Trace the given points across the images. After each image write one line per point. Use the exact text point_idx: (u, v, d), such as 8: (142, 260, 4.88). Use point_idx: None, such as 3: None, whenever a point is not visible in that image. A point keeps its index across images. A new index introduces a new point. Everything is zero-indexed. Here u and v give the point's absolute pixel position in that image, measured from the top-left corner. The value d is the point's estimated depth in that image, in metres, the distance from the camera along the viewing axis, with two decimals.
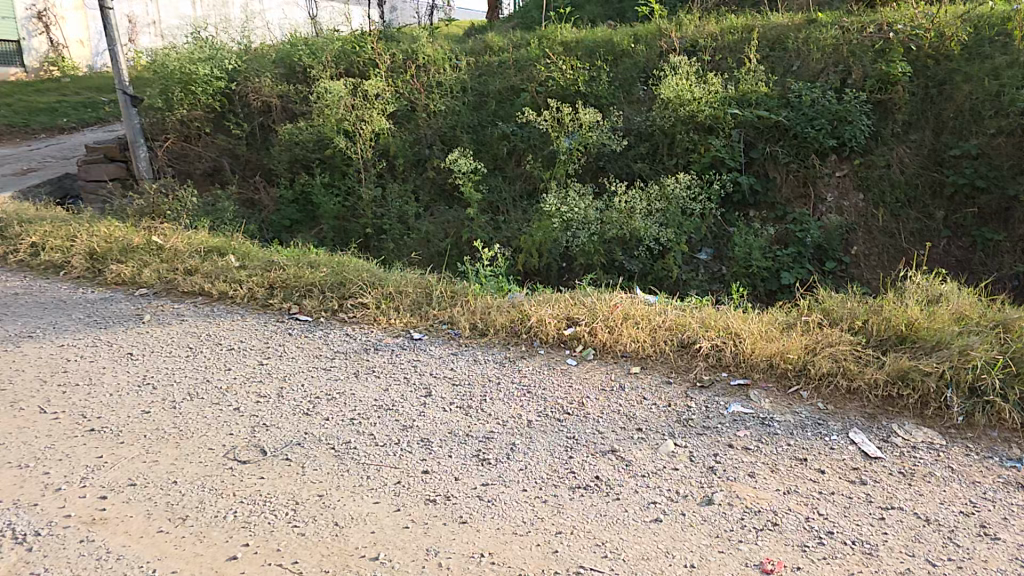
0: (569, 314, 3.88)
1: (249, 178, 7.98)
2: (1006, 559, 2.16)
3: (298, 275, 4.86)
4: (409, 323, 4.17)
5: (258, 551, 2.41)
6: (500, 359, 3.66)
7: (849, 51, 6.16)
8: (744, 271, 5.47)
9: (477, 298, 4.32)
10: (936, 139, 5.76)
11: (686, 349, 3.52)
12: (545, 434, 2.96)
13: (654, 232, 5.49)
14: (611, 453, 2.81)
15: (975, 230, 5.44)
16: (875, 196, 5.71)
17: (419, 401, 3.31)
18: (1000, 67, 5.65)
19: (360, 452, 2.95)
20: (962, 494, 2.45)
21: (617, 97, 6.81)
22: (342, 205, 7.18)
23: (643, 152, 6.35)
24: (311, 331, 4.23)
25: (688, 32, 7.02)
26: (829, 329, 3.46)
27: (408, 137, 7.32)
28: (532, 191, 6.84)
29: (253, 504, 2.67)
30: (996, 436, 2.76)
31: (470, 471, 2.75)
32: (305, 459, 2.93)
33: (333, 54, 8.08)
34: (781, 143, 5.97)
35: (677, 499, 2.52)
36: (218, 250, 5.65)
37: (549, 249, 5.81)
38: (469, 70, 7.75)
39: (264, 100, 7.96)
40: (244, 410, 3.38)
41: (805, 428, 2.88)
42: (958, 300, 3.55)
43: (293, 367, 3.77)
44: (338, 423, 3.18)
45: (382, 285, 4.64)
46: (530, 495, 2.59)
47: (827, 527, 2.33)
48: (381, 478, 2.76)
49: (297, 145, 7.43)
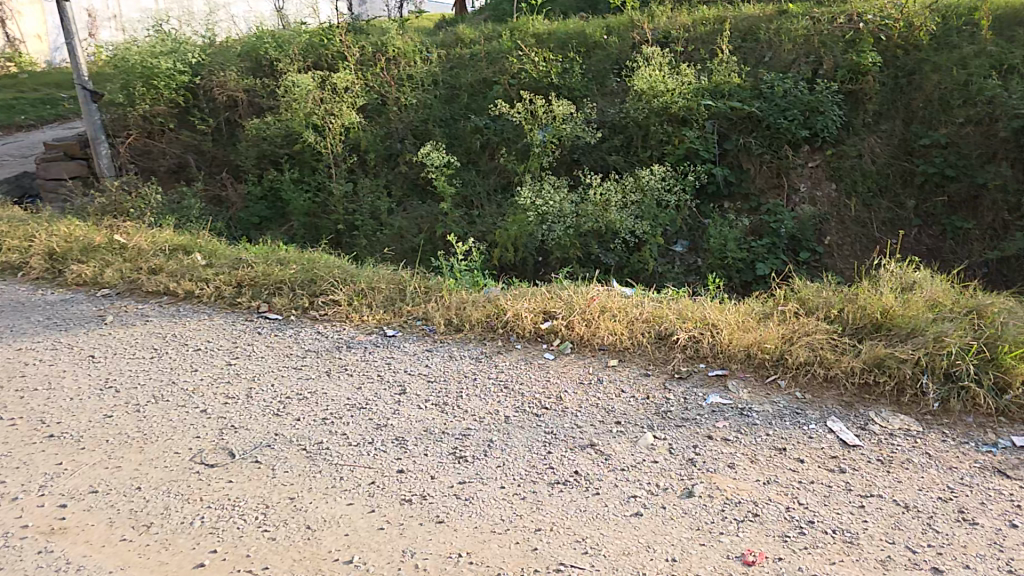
0: (545, 307, 3.83)
1: (216, 174, 7.77)
2: (985, 544, 2.15)
3: (267, 273, 4.74)
4: (382, 320, 4.08)
5: (226, 557, 2.32)
6: (476, 354, 3.59)
7: (820, 42, 6.19)
8: (719, 263, 5.46)
9: (452, 294, 4.24)
10: (906, 129, 5.81)
11: (664, 341, 3.49)
12: (523, 430, 2.91)
13: (630, 224, 5.46)
14: (589, 447, 2.76)
15: (945, 219, 5.51)
16: (847, 186, 5.75)
17: (393, 399, 3.23)
18: (967, 56, 5.75)
19: (333, 452, 2.86)
20: (940, 480, 2.45)
21: (590, 89, 6.77)
22: (312, 201, 7.03)
23: (617, 144, 6.31)
24: (281, 330, 4.12)
25: (660, 23, 7.02)
26: (805, 319, 3.45)
27: (380, 131, 7.19)
28: (507, 185, 6.77)
29: (221, 508, 2.57)
30: (971, 421, 2.76)
31: (447, 469, 2.69)
32: (275, 460, 2.84)
33: (300, 47, 7.90)
34: (754, 134, 5.97)
35: (657, 492, 2.48)
36: (184, 248, 5.49)
37: (524, 243, 5.74)
38: (441, 62, 7.65)
39: (230, 95, 7.75)
40: (212, 412, 3.26)
41: (784, 417, 2.86)
42: (932, 287, 3.57)
43: (263, 367, 3.66)
44: (310, 423, 3.09)
45: (354, 281, 4.54)
46: (508, 493, 2.53)
47: (808, 517, 2.31)
48: (354, 479, 2.68)
49: (263, 140, 7.32)
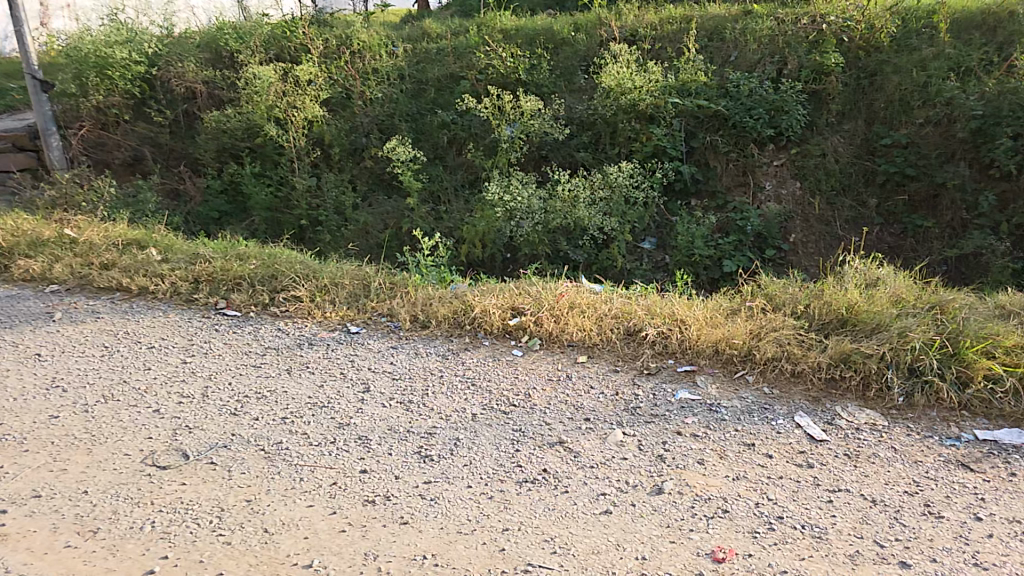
0: (513, 303, 3.76)
1: (174, 168, 7.53)
2: (951, 537, 2.16)
3: (226, 268, 4.57)
4: (346, 316, 3.97)
5: (177, 563, 2.21)
6: (443, 351, 3.51)
7: (784, 43, 6.24)
8: (686, 260, 5.48)
9: (418, 289, 4.14)
10: (868, 129, 5.91)
11: (633, 337, 3.46)
12: (490, 427, 2.84)
13: (599, 221, 5.43)
14: (558, 444, 2.71)
15: (906, 218, 5.59)
16: (811, 184, 5.82)
17: (356, 397, 3.14)
18: (926, 58, 5.84)
19: (293, 452, 2.76)
20: (907, 474, 2.46)
21: (558, 85, 6.73)
22: (275, 196, 6.88)
23: (585, 141, 6.28)
24: (240, 326, 3.98)
25: (627, 22, 7.00)
26: (773, 314, 3.45)
27: (345, 124, 7.04)
28: (474, 180, 6.70)
29: (173, 512, 2.45)
30: (936, 415, 2.78)
31: (412, 469, 2.61)
32: (231, 462, 2.72)
33: (262, 39, 7.69)
34: (721, 133, 5.98)
35: (627, 489, 2.44)
36: (138, 243, 5.28)
37: (492, 239, 5.69)
38: (407, 57, 7.52)
39: (188, 86, 7.52)
40: (165, 411, 3.12)
41: (752, 413, 2.86)
42: (895, 284, 3.60)
43: (220, 365, 3.52)
44: (268, 423, 2.98)
45: (316, 277, 4.41)
46: (474, 492, 2.46)
47: (777, 512, 2.29)
48: (315, 480, 2.58)
49: (224, 133, 7.05)
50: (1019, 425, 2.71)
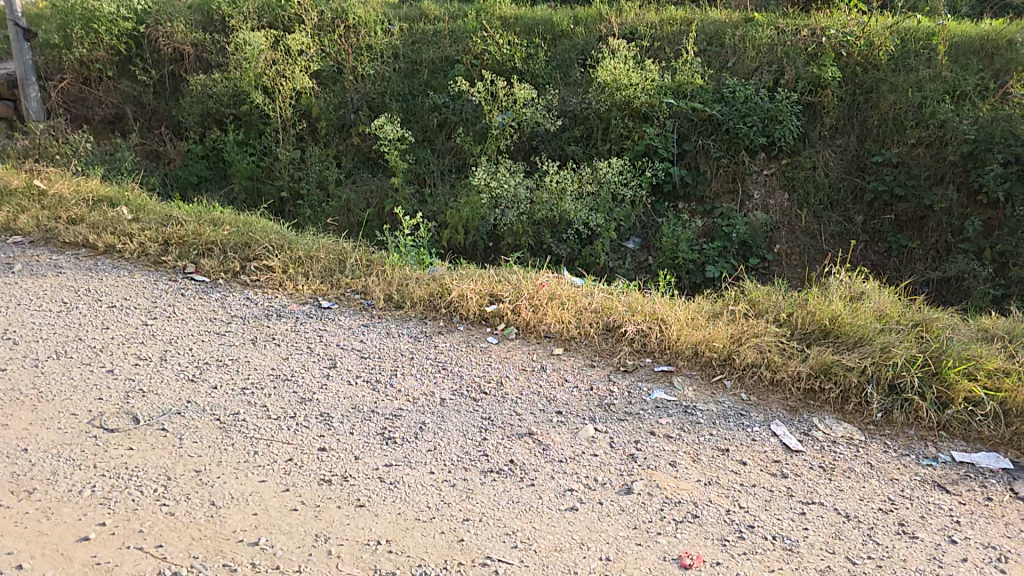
0: (491, 290, 3.65)
1: (154, 129, 7.29)
2: (924, 559, 2.10)
3: (198, 231, 4.39)
4: (318, 290, 3.84)
5: (116, 531, 2.08)
6: (416, 333, 3.39)
7: (783, 53, 6.09)
8: (670, 262, 5.42)
9: (394, 269, 3.99)
10: (860, 145, 5.82)
11: (612, 333, 3.36)
12: (458, 414, 2.74)
13: (585, 216, 5.32)
14: (527, 435, 2.61)
15: (891, 237, 5.58)
16: (800, 197, 5.78)
17: (322, 372, 3.01)
18: (924, 79, 5.69)
19: (249, 425, 2.62)
20: (881, 491, 2.40)
21: (554, 77, 6.62)
22: (256, 165, 6.71)
23: (577, 135, 6.17)
24: (207, 293, 3.82)
25: (628, 19, 6.81)
26: (755, 320, 3.38)
27: (334, 99, 6.85)
28: (462, 166, 6.55)
29: (116, 477, 2.31)
30: (913, 434, 2.73)
31: (373, 450, 2.49)
32: (184, 430, 2.58)
33: (256, 5, 7.40)
34: (713, 137, 5.89)
35: (595, 486, 2.35)
36: (109, 200, 5.06)
37: (476, 227, 5.62)
38: (403, 36, 7.23)
39: (176, 47, 7.22)
40: (119, 372, 2.97)
41: (728, 418, 2.78)
42: (879, 299, 3.55)
43: (183, 330, 3.37)
44: (227, 393, 2.84)
45: (291, 248, 4.24)
46: (437, 479, 2.35)
47: (748, 521, 2.21)
48: (270, 455, 2.45)
49: (210, 97, 6.82)
50: (997, 449, 2.67)
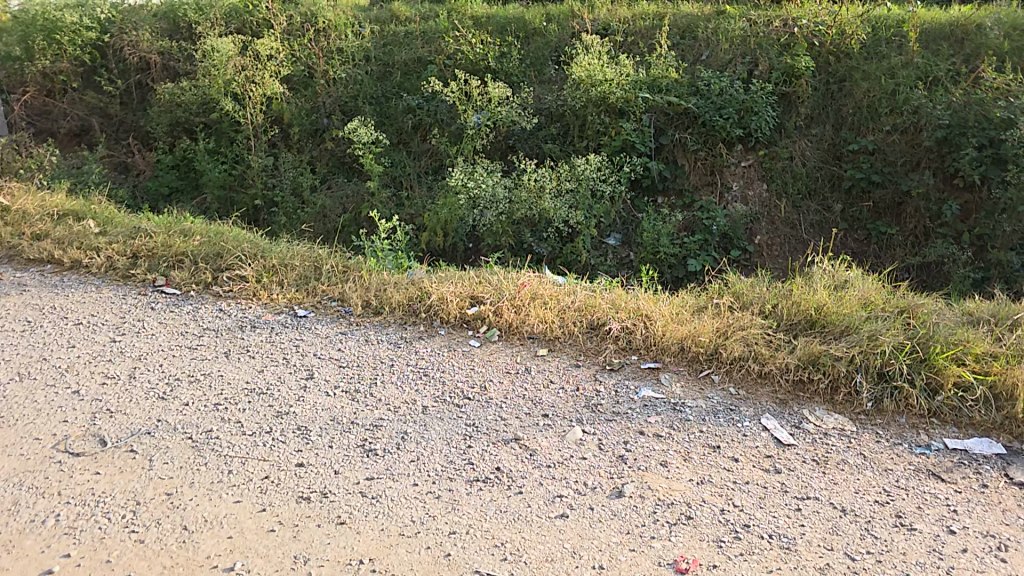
0: (472, 292, 3.56)
1: (121, 139, 7.08)
2: (924, 551, 2.05)
3: (167, 243, 4.25)
4: (293, 299, 3.72)
5: (81, 563, 1.96)
6: (395, 339, 3.30)
7: (756, 44, 6.07)
8: (651, 257, 5.35)
9: (372, 274, 3.89)
10: (835, 134, 5.79)
11: (596, 331, 3.29)
12: (441, 421, 2.65)
13: (565, 214, 5.24)
14: (514, 441, 2.53)
15: (871, 224, 5.54)
16: (778, 187, 5.73)
17: (298, 384, 2.90)
18: (895, 66, 5.68)
19: (223, 443, 2.51)
20: (876, 483, 2.36)
21: (528, 75, 6.52)
22: (229, 174, 6.54)
23: (554, 132, 6.10)
24: (178, 306, 3.69)
25: (601, 15, 6.76)
26: (740, 313, 3.33)
27: (306, 104, 6.72)
28: (438, 167, 6.42)
29: (82, 505, 2.19)
30: (904, 422, 2.69)
31: (353, 463, 2.40)
32: (154, 450, 2.47)
33: (224, 12, 7.27)
34: (690, 131, 5.82)
35: (585, 491, 2.28)
36: (75, 214, 4.89)
37: (455, 228, 5.52)
38: (374, 38, 7.12)
39: (142, 56, 7.06)
40: (85, 393, 2.84)
41: (718, 414, 2.73)
42: (864, 286, 3.52)
43: (152, 346, 3.24)
44: (199, 409, 2.72)
45: (263, 256, 4.13)
46: (421, 491, 2.26)
47: (743, 520, 2.15)
48: (245, 473, 2.34)
49: (179, 106, 6.66)
50: (989, 434, 2.63)
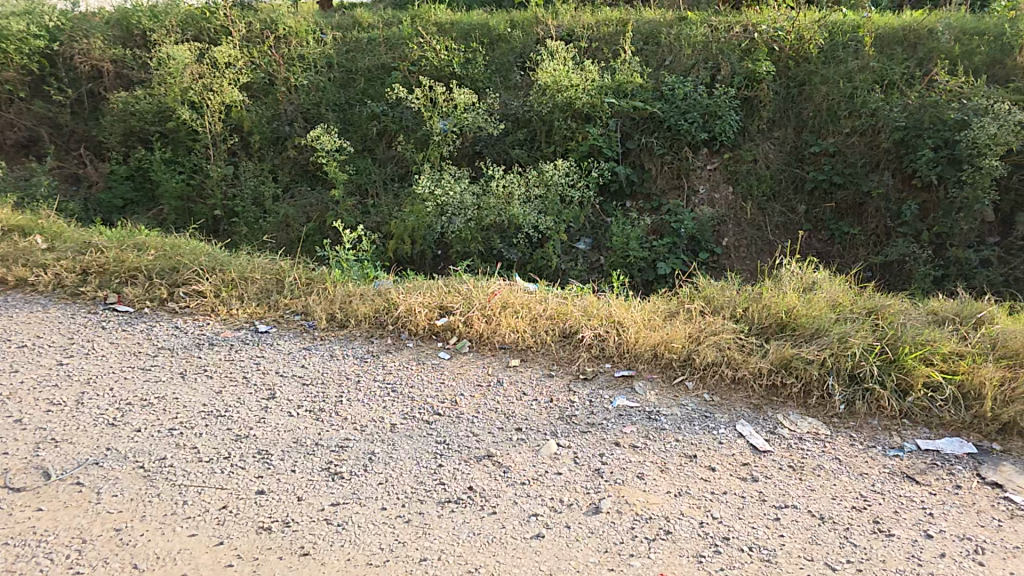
0: (441, 302, 3.48)
1: (72, 150, 6.80)
2: (903, 558, 2.03)
3: (121, 258, 4.08)
4: (254, 314, 3.59)
5: None
6: (362, 354, 3.19)
7: (717, 49, 6.11)
8: (621, 261, 5.31)
9: (337, 286, 3.78)
10: (797, 137, 5.83)
11: (569, 339, 3.24)
12: (410, 439, 2.56)
13: (533, 219, 5.18)
14: (486, 458, 2.45)
15: (834, 225, 5.55)
16: (743, 189, 5.73)
17: (259, 404, 2.78)
18: (853, 70, 5.75)
19: (177, 471, 2.38)
20: (853, 488, 2.34)
21: (493, 80, 6.45)
22: (186, 184, 6.34)
23: (520, 138, 6.04)
24: (131, 324, 3.52)
25: (565, 20, 6.74)
26: (711, 318, 3.31)
27: (266, 112, 6.55)
28: (405, 174, 6.28)
29: (22, 545, 2.04)
30: (877, 424, 2.68)
31: (318, 488, 2.29)
32: (103, 482, 2.33)
33: (178, 19, 7.09)
34: (656, 135, 5.83)
35: (560, 509, 2.21)
36: (21, 230, 4.66)
37: (423, 235, 5.43)
38: (336, 45, 6.99)
39: (94, 64, 6.82)
40: (28, 423, 2.67)
41: (692, 422, 2.68)
42: (831, 288, 3.52)
43: (103, 368, 3.08)
44: (153, 436, 2.59)
45: (222, 269, 3.99)
46: (389, 516, 2.17)
47: (722, 533, 2.11)
48: (201, 503, 2.22)
49: (132, 115, 6.45)
50: (959, 434, 2.63)
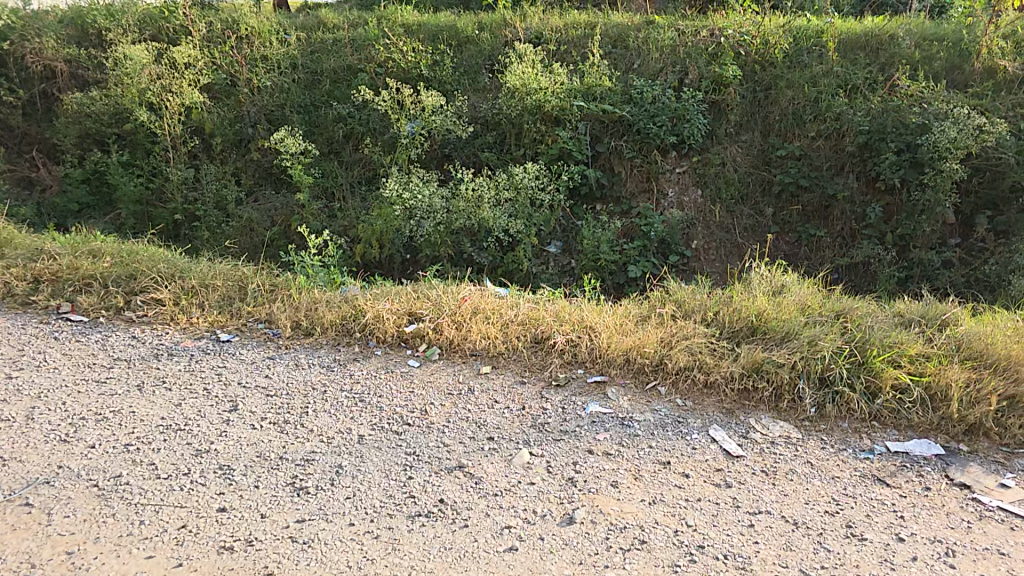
0: (410, 308, 3.41)
1: (24, 153, 6.57)
2: (877, 562, 2.03)
3: (75, 266, 3.92)
4: (216, 322, 3.48)
5: None
6: (328, 363, 3.11)
7: (685, 53, 6.14)
8: (592, 264, 5.30)
9: (303, 292, 3.69)
10: (764, 140, 5.88)
11: (541, 345, 3.20)
12: (379, 451, 2.48)
13: (504, 223, 5.13)
14: (457, 469, 2.39)
15: (800, 227, 5.62)
16: (712, 192, 5.76)
17: (220, 417, 2.68)
18: (817, 75, 5.83)
19: (134, 489, 2.28)
20: (825, 492, 2.33)
21: (462, 83, 6.38)
22: (145, 187, 6.15)
23: (490, 141, 5.99)
24: (85, 334, 3.38)
25: (533, 23, 6.71)
26: (683, 322, 3.30)
27: (228, 113, 6.38)
28: (372, 177, 6.17)
29: None
30: (847, 427, 2.69)
31: (282, 505, 2.21)
32: (54, 502, 2.21)
33: (136, 18, 6.89)
34: (625, 138, 5.83)
35: (534, 520, 2.16)
36: None
37: (391, 239, 5.33)
38: (300, 46, 6.85)
39: (47, 64, 6.58)
40: None
41: (665, 427, 2.66)
42: (800, 291, 3.55)
43: (55, 382, 2.94)
44: (108, 452, 2.47)
45: (182, 276, 3.86)
46: (357, 532, 2.09)
47: (698, 541, 2.08)
48: (159, 523, 2.12)
49: (88, 117, 6.23)
50: (927, 436, 2.65)
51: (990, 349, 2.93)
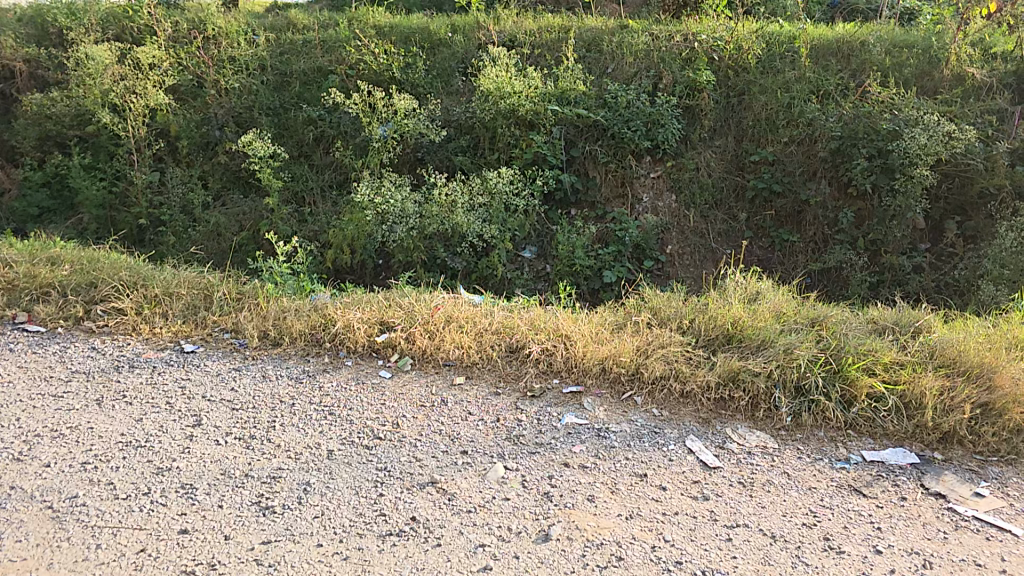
0: (381, 317, 3.34)
1: None
2: None
3: (31, 273, 3.77)
4: (179, 332, 3.37)
5: None
6: (297, 374, 3.02)
7: (659, 58, 6.13)
8: (567, 270, 5.27)
9: (270, 301, 3.59)
10: (737, 146, 5.89)
11: (515, 354, 3.14)
12: (349, 467, 2.41)
13: (478, 228, 5.07)
14: (430, 484, 2.33)
15: (774, 232, 5.64)
16: (686, 198, 5.76)
17: (183, 433, 2.58)
18: (790, 80, 5.85)
19: (91, 510, 2.17)
20: (802, 503, 2.31)
21: (435, 86, 6.30)
22: (108, 191, 5.99)
23: (464, 145, 5.92)
24: (42, 346, 3.25)
25: (506, 27, 6.66)
26: (659, 329, 3.27)
27: (195, 116, 6.23)
28: (343, 181, 6.07)
29: None
30: (823, 436, 2.69)
31: (247, 525, 2.12)
32: (4, 526, 2.10)
33: (99, 17, 6.70)
34: (600, 143, 5.79)
35: (509, 537, 2.10)
36: None
37: (363, 245, 5.24)
38: (270, 47, 6.71)
39: (4, 64, 6.40)
40: None
41: (642, 438, 2.63)
42: (775, 298, 3.55)
43: (8, 397, 2.81)
44: (63, 471, 2.36)
45: (144, 284, 3.73)
46: (326, 553, 2.02)
47: (675, 557, 2.04)
48: (117, 547, 2.02)
49: (49, 119, 6.04)
50: (902, 444, 2.65)
51: (963, 356, 2.94)
